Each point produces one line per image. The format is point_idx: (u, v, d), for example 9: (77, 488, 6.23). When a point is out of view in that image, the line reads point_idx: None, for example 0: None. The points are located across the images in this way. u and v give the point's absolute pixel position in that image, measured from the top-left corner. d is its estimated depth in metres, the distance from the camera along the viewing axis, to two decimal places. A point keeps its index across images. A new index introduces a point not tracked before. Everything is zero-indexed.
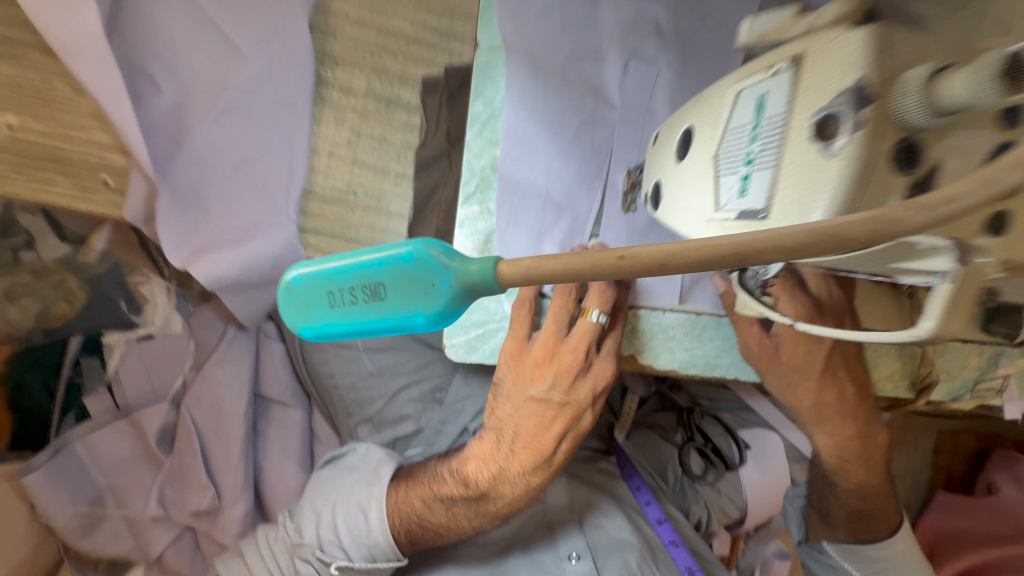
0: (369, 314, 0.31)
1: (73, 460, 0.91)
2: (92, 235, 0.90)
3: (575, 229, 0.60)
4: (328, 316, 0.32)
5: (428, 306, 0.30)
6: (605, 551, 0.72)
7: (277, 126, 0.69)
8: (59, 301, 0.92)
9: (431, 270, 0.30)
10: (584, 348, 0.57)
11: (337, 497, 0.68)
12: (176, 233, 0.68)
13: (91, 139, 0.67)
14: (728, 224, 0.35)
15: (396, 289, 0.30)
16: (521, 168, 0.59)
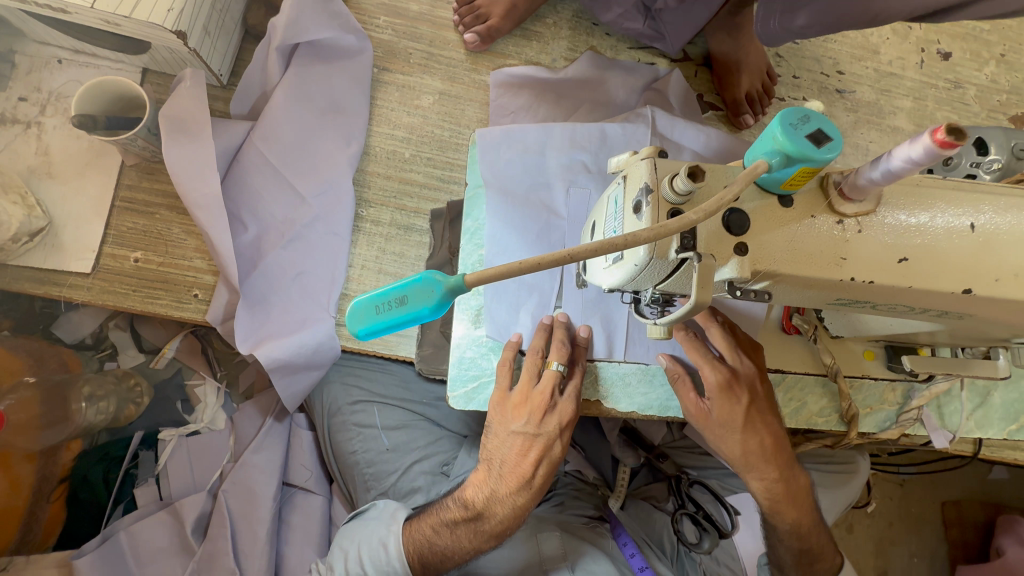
0: (402, 314, 0.44)
1: (117, 548, 1.00)
2: (166, 345, 1.12)
3: (542, 303, 0.78)
4: (374, 321, 0.45)
5: (434, 301, 0.45)
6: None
7: (325, 249, 0.94)
8: (129, 403, 1.08)
9: (435, 283, 0.44)
10: (549, 390, 0.71)
11: (360, 538, 0.78)
12: (245, 328, 0.88)
13: (191, 265, 0.92)
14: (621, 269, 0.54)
15: (417, 293, 0.44)
16: (501, 263, 0.81)
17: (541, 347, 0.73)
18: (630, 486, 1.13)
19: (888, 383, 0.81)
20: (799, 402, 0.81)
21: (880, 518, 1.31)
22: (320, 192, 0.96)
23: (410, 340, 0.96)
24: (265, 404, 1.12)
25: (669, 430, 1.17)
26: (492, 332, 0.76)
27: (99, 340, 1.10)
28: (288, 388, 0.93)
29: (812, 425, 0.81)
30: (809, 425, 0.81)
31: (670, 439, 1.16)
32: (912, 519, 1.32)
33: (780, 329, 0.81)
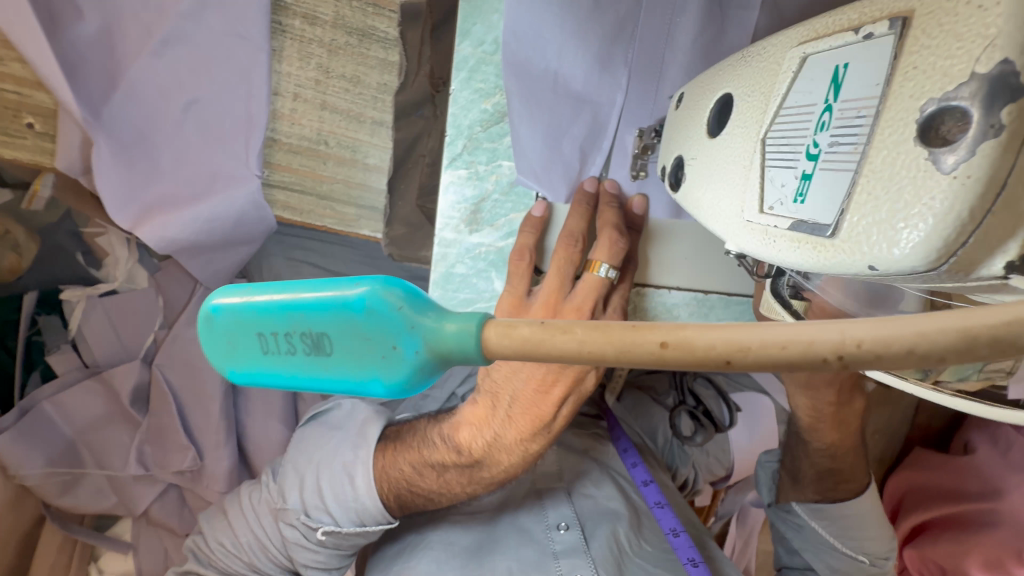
0: (311, 373, 0.23)
1: (44, 419, 0.87)
2: (37, 180, 0.80)
3: (598, 126, 0.56)
4: (257, 368, 0.24)
5: (384, 370, 0.22)
6: (592, 520, 0.80)
7: (229, 62, 0.58)
8: (8, 252, 0.83)
9: (388, 327, 0.22)
10: (587, 308, 0.53)
11: (321, 461, 0.67)
12: (120, 188, 0.59)
13: (5, 72, 0.56)
14: (777, 233, 0.29)
15: (347, 343, 0.22)
16: (534, 53, 0.54)
17: (581, 234, 0.54)
18: (631, 375, 1.05)
19: None
20: None
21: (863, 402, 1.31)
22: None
23: (375, 213, 0.71)
24: None
25: None
26: (494, 240, 0.57)
27: None
28: (211, 267, 0.69)
29: None
30: None
31: None
32: None
33: None
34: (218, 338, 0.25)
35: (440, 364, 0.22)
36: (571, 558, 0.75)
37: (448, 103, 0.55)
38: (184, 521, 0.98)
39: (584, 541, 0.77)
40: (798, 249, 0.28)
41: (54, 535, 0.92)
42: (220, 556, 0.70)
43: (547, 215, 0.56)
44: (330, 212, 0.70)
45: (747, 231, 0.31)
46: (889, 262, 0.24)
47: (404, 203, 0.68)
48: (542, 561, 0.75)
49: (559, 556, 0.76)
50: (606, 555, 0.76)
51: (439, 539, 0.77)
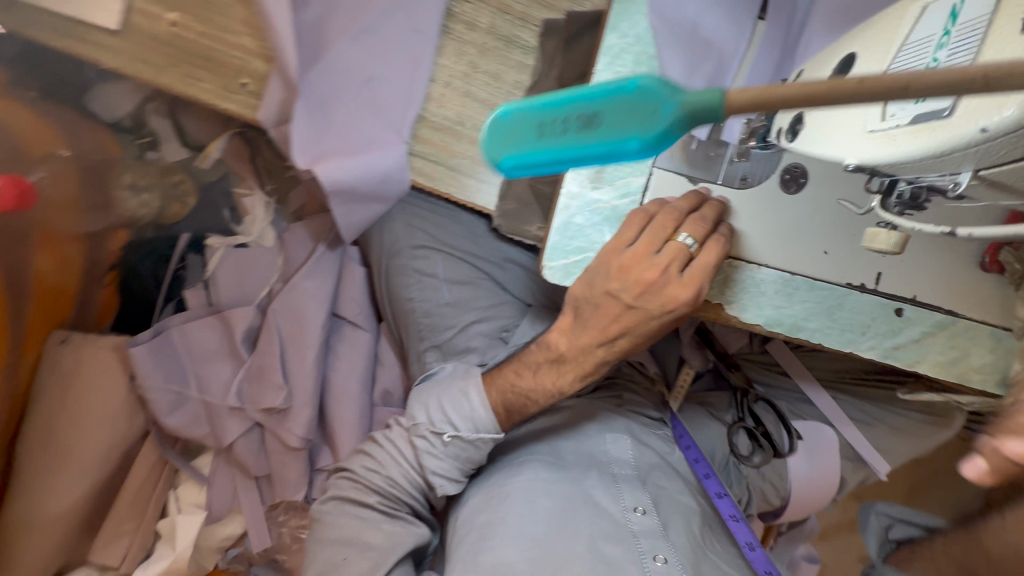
0: (583, 141, 0.30)
1: (170, 345, 0.99)
2: (210, 144, 0.99)
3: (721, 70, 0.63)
4: (536, 146, 0.32)
5: (645, 127, 0.29)
6: (667, 507, 0.82)
7: (404, 52, 0.74)
8: (174, 200, 1.01)
9: (655, 96, 0.29)
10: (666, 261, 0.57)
11: (439, 391, 0.76)
12: (305, 136, 0.73)
13: (239, 43, 0.73)
14: (897, 131, 0.40)
15: (618, 112, 0.29)
16: (676, 4, 0.62)
17: (683, 214, 0.57)
18: (691, 389, 1.05)
19: None
20: (961, 353, 0.65)
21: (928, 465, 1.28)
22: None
23: (491, 189, 0.80)
24: (317, 230, 1.02)
25: (750, 340, 1.03)
26: (612, 200, 0.60)
27: (138, 124, 0.96)
28: (348, 218, 0.81)
29: (965, 381, 0.66)
30: (960, 380, 0.66)
31: (747, 351, 1.03)
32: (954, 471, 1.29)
33: (976, 266, 0.63)
34: (504, 135, 0.34)
35: (692, 122, 0.29)
36: (651, 538, 0.77)
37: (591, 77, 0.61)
38: (259, 463, 1.05)
39: (662, 526, 0.79)
40: (918, 137, 0.38)
41: (149, 454, 1.02)
42: (363, 475, 0.77)
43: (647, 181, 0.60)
44: (455, 182, 0.80)
45: (868, 131, 0.42)
46: (998, 123, 0.34)
47: (518, 181, 0.79)
48: (620, 536, 0.76)
49: (638, 535, 0.77)
50: (684, 540, 0.78)
51: (523, 491, 0.80)
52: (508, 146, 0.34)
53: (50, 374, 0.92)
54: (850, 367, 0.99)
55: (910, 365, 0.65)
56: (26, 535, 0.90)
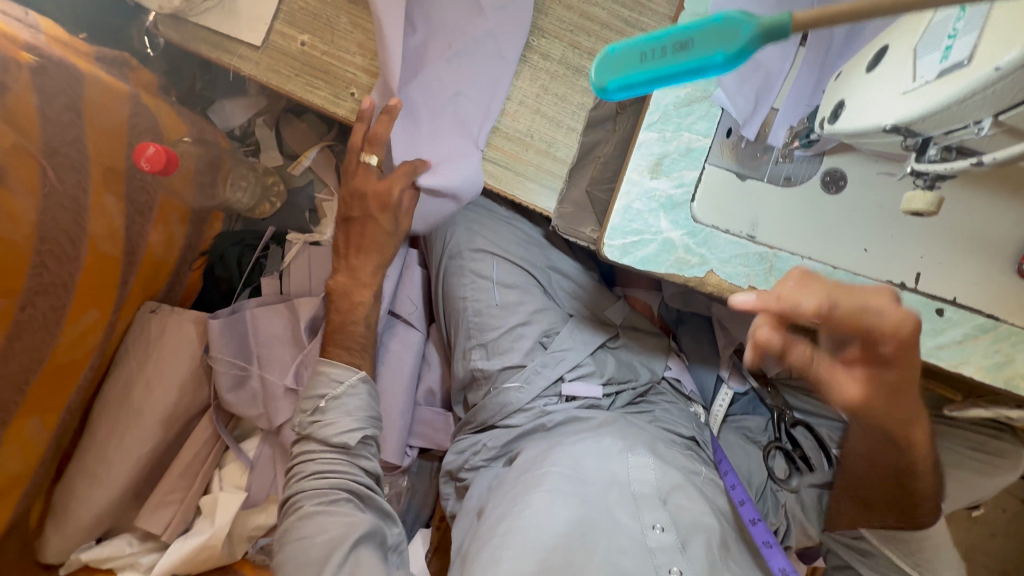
0: (678, 62, 0.35)
1: (241, 324, 1.07)
2: (304, 153, 1.14)
3: (768, 84, 0.67)
4: (635, 72, 0.37)
5: (731, 43, 0.34)
6: (688, 529, 0.72)
7: (487, 74, 0.87)
8: (265, 201, 1.16)
9: (739, 19, 0.33)
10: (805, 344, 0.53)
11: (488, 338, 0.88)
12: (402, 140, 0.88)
13: (353, 61, 0.88)
14: (925, 88, 0.40)
15: (707, 37, 0.34)
16: None
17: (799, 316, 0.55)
18: (728, 412, 1.05)
19: None
20: (1006, 358, 0.67)
21: (987, 528, 1.20)
22: (489, 18, 0.87)
23: (553, 194, 0.89)
24: None
25: None
26: (668, 189, 0.68)
27: (246, 135, 1.15)
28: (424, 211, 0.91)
29: (1014, 387, 0.67)
30: (1008, 387, 0.67)
31: (786, 376, 1.04)
32: (1022, 539, 1.20)
33: (1014, 272, 0.67)
34: (606, 64, 0.38)
35: (770, 38, 0.33)
36: (669, 555, 0.69)
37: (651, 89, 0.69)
38: None
39: (680, 545, 0.70)
40: (945, 88, 0.38)
41: (205, 429, 1.07)
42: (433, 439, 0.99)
43: (699, 176, 0.67)
44: (520, 185, 0.89)
45: (893, 97, 0.42)
46: (1009, 61, 0.35)
47: (576, 187, 0.88)
48: (636, 554, 0.68)
49: (656, 552, 0.69)
50: (702, 559, 0.69)
51: (545, 489, 0.74)
52: (609, 72, 0.38)
53: (138, 338, 1.01)
54: None
55: (954, 365, 0.67)
56: (89, 486, 0.95)
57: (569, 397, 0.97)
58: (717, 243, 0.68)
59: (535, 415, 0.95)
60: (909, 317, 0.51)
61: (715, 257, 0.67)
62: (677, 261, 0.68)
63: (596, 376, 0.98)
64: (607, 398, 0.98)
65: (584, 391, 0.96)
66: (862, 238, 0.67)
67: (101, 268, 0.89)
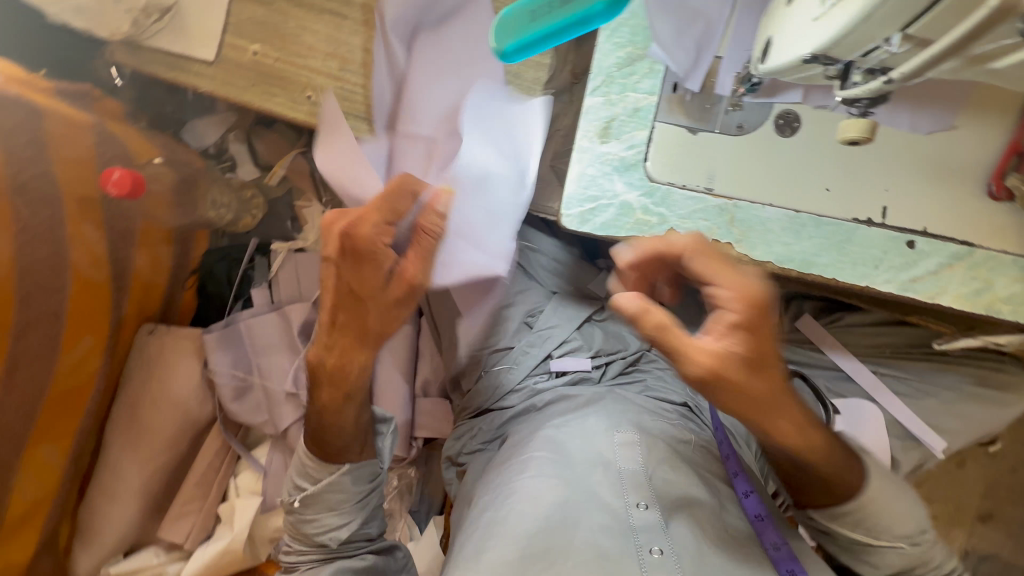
0: (558, 16, 0.49)
1: (236, 336, 1.10)
2: (278, 162, 1.15)
3: (708, 35, 0.66)
4: (528, 29, 0.51)
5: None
6: (674, 503, 0.71)
7: (439, 61, 0.88)
8: (246, 214, 1.19)
9: None
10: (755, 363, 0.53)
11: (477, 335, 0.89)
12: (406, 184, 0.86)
13: (306, 65, 0.89)
14: (829, 12, 0.41)
15: None
16: None
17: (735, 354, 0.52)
18: None
19: None
20: (985, 283, 0.65)
21: (1007, 464, 1.17)
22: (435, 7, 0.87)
23: None
24: None
25: (781, 318, 1.01)
26: (621, 151, 0.67)
27: (221, 151, 1.14)
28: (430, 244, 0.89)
29: (995, 312, 0.65)
30: (990, 313, 0.66)
31: (778, 330, 1.01)
32: None
33: (984, 195, 0.65)
34: (508, 25, 0.53)
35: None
36: (651, 533, 0.67)
37: (594, 49, 0.67)
38: None
39: (664, 522, 0.68)
40: (845, 10, 0.39)
41: (214, 441, 1.11)
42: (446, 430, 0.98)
43: (649, 134, 0.67)
44: None
45: (809, 25, 0.44)
46: None
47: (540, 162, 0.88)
48: (618, 531, 0.67)
49: (638, 530, 0.67)
50: (687, 534, 0.67)
51: (523, 483, 0.74)
52: (512, 33, 0.53)
53: (139, 361, 1.05)
54: (891, 342, 0.95)
55: (932, 298, 0.66)
56: (111, 503, 1.00)
57: (558, 373, 0.98)
58: (675, 200, 0.67)
59: (527, 395, 0.96)
60: (746, 286, 0.52)
61: (674, 215, 0.67)
62: (637, 223, 0.67)
63: (584, 350, 0.98)
64: (597, 370, 0.98)
65: (572, 366, 0.97)
66: (824, 177, 0.66)
67: (91, 294, 0.93)
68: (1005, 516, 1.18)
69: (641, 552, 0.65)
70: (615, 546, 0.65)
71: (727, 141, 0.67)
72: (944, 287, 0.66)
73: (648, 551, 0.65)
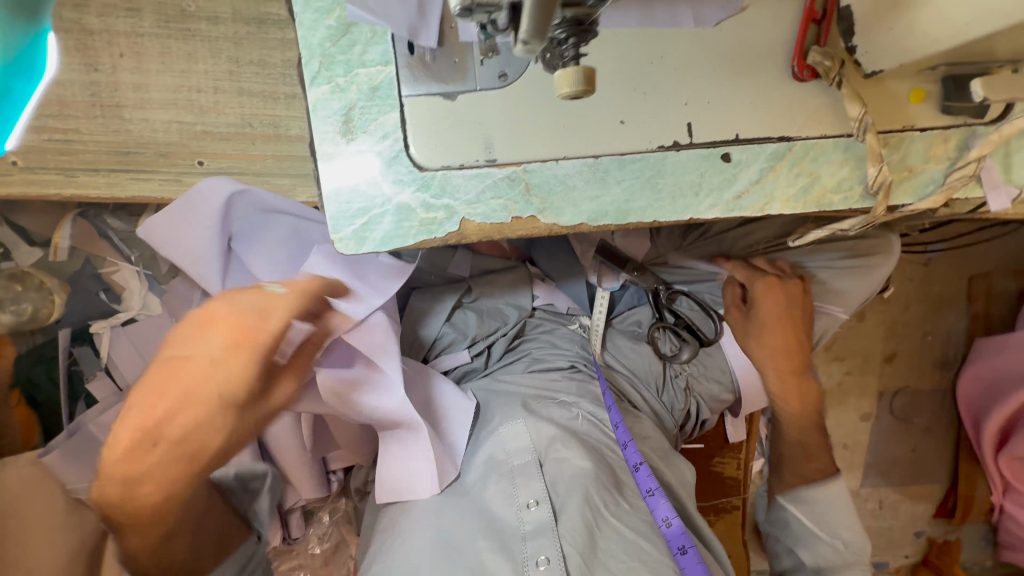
0: None
1: (88, 440, 0.97)
2: (56, 234, 0.98)
3: None
4: None
5: None
6: (565, 486, 0.61)
7: (159, 75, 0.71)
8: (46, 301, 0.98)
9: None
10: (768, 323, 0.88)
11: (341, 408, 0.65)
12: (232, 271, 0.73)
13: None
14: None
15: None
16: None
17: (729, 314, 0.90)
18: (613, 314, 0.98)
19: (940, 133, 0.59)
20: (811, 177, 0.59)
21: (904, 301, 1.21)
22: (127, 7, 0.69)
23: (309, 178, 0.76)
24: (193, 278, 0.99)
25: (654, 243, 0.95)
26: (375, 146, 0.54)
27: None
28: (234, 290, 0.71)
29: (827, 205, 0.60)
30: (822, 207, 0.60)
31: (655, 256, 0.95)
32: (935, 299, 1.20)
33: (790, 79, 0.57)
34: None
35: None
36: (539, 538, 0.57)
37: (294, 27, 0.53)
38: None
39: (556, 518, 0.58)
40: None
41: None
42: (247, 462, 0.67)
43: (400, 116, 0.54)
44: (267, 187, 0.76)
45: None
46: None
47: None
48: (506, 543, 0.58)
49: (528, 537, 0.58)
50: (579, 526, 0.57)
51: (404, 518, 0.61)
52: None
53: None
54: (763, 237, 0.91)
55: (759, 211, 0.59)
56: None
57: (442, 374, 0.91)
58: (456, 184, 0.56)
59: None
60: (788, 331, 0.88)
61: (461, 203, 0.56)
62: (423, 225, 0.56)
63: (460, 342, 0.90)
64: (480, 357, 0.92)
65: (452, 364, 0.90)
66: (614, 108, 0.56)
67: None
68: (910, 349, 1.24)
69: (528, 568, 0.55)
70: (500, 566, 0.55)
71: (493, 97, 0.55)
72: (772, 194, 0.59)
73: (534, 562, 0.56)
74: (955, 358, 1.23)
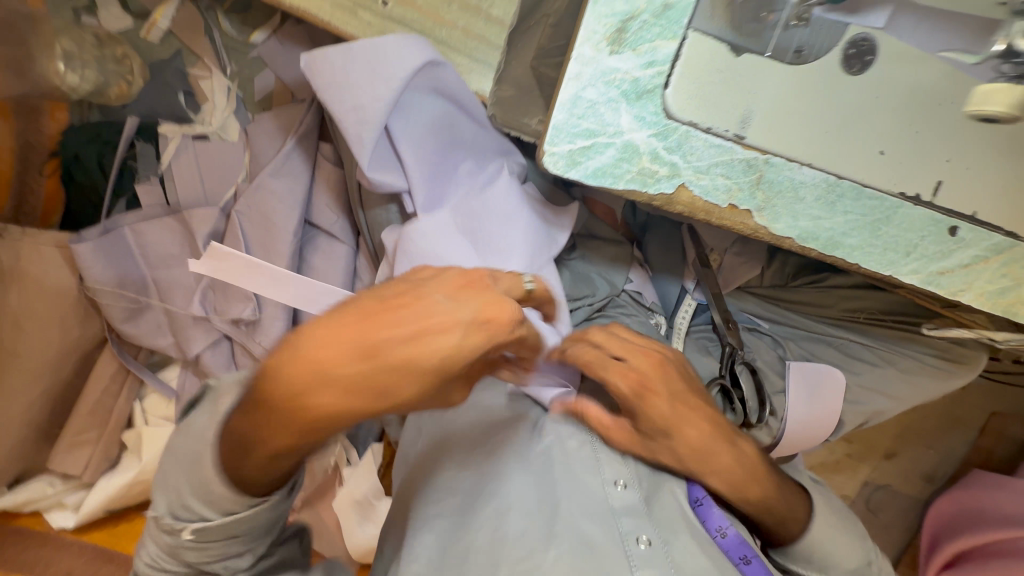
0: None
1: (122, 244, 0.90)
2: (157, 10, 0.87)
3: None
4: None
5: None
6: (654, 478, 0.62)
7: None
8: (120, 79, 0.91)
9: None
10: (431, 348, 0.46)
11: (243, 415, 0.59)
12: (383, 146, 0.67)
13: None
14: None
15: None
16: None
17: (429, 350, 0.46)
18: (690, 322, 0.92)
19: None
20: (1015, 282, 0.55)
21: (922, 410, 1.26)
22: None
23: (485, 71, 0.69)
24: (285, 120, 0.87)
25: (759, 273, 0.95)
26: (633, 67, 0.50)
27: None
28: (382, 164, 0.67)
29: (1012, 314, 0.56)
30: (1008, 315, 0.56)
31: (755, 283, 0.95)
32: (952, 420, 1.25)
33: None
34: None
35: None
36: (635, 518, 0.58)
37: None
38: None
39: (644, 502, 0.60)
40: None
41: (109, 364, 0.96)
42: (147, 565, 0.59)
43: (680, 49, 0.50)
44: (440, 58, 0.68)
45: None
46: None
47: (518, 62, 0.65)
48: (599, 516, 0.58)
49: (620, 515, 0.58)
50: (673, 516, 0.59)
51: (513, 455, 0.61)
52: None
53: None
54: (868, 307, 0.89)
55: (953, 294, 0.55)
56: None
57: None
58: (694, 146, 0.52)
59: None
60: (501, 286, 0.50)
61: (689, 167, 0.52)
62: (640, 172, 0.52)
63: None
64: None
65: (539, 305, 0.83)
66: (885, 127, 0.52)
67: None
68: (910, 455, 1.28)
69: (629, 545, 0.56)
70: (602, 537, 0.56)
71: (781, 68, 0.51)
72: (977, 283, 0.55)
73: (636, 543, 0.56)
74: (942, 477, 1.27)
